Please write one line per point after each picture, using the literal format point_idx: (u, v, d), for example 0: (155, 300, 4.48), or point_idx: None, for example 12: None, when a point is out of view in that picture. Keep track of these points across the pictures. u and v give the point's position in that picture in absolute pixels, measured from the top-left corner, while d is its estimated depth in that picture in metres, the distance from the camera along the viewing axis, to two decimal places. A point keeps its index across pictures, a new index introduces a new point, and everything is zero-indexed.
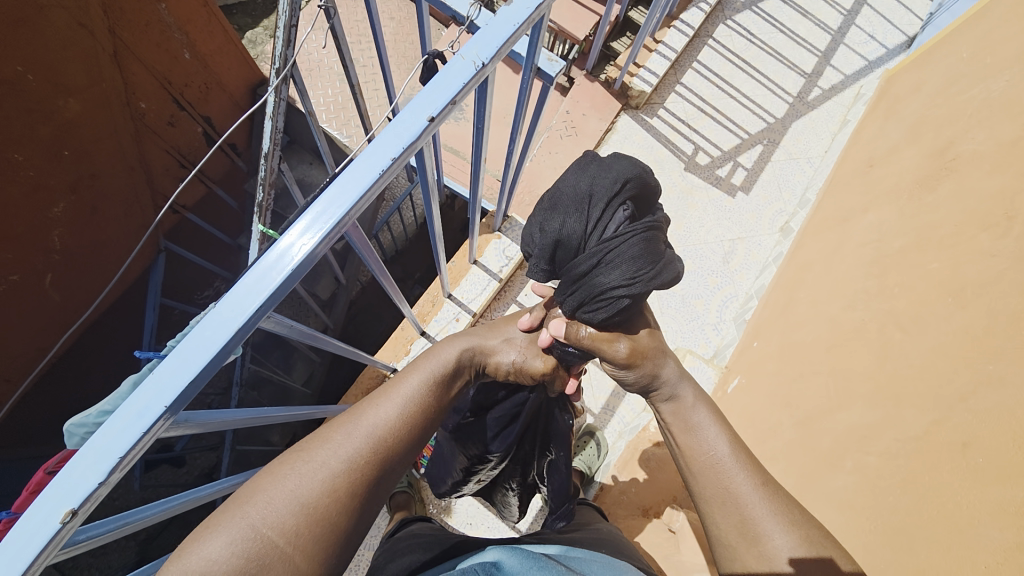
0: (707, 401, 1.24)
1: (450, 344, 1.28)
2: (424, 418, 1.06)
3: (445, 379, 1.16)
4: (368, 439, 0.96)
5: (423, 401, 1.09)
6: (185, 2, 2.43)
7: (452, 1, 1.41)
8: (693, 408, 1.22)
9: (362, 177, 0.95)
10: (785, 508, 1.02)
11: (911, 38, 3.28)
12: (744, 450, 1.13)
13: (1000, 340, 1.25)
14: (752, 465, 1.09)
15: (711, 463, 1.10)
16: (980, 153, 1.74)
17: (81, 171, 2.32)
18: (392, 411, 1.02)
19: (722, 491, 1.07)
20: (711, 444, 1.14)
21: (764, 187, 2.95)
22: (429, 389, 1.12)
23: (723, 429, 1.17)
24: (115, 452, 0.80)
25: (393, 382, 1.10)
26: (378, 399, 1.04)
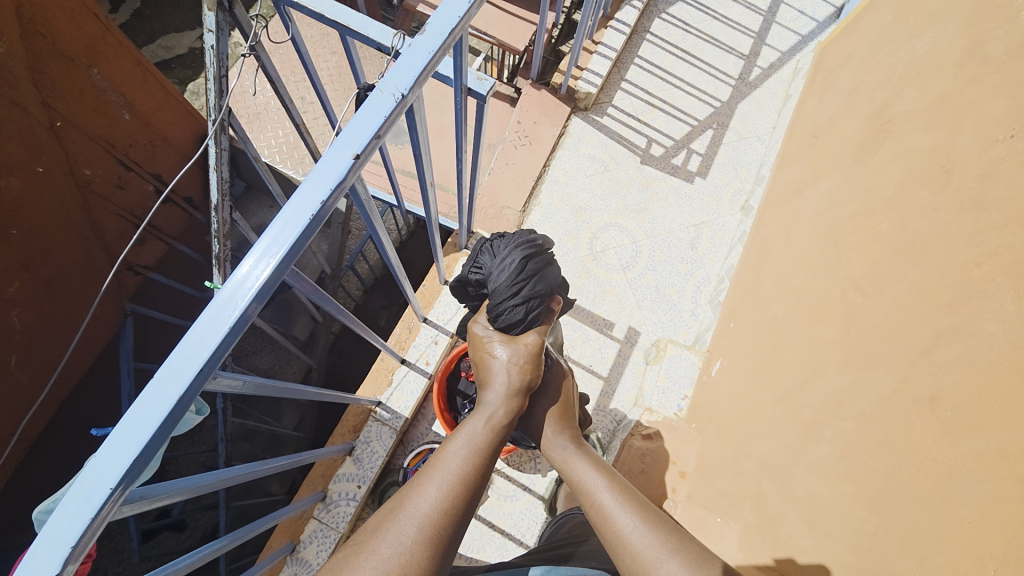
0: (591, 452, 1.30)
1: (481, 409, 1.21)
2: (472, 490, 1.03)
3: (487, 442, 1.13)
4: (415, 521, 0.94)
5: (469, 471, 1.05)
6: (118, 63, 2.39)
7: (375, 33, 1.41)
8: (576, 463, 1.26)
9: (295, 221, 0.94)
10: (664, 536, 1.05)
11: (838, 9, 3.40)
12: (631, 495, 1.15)
13: (953, 292, 1.28)
14: (630, 500, 1.14)
15: (596, 509, 1.14)
16: (913, 112, 1.79)
17: (32, 247, 2.26)
18: (440, 492, 0.99)
19: (612, 533, 1.09)
20: (597, 494, 1.16)
21: (719, 169, 3.00)
22: (476, 456, 1.09)
23: (605, 475, 1.21)
24: (66, 542, 0.77)
25: (437, 455, 1.07)
26: (420, 480, 1.02)
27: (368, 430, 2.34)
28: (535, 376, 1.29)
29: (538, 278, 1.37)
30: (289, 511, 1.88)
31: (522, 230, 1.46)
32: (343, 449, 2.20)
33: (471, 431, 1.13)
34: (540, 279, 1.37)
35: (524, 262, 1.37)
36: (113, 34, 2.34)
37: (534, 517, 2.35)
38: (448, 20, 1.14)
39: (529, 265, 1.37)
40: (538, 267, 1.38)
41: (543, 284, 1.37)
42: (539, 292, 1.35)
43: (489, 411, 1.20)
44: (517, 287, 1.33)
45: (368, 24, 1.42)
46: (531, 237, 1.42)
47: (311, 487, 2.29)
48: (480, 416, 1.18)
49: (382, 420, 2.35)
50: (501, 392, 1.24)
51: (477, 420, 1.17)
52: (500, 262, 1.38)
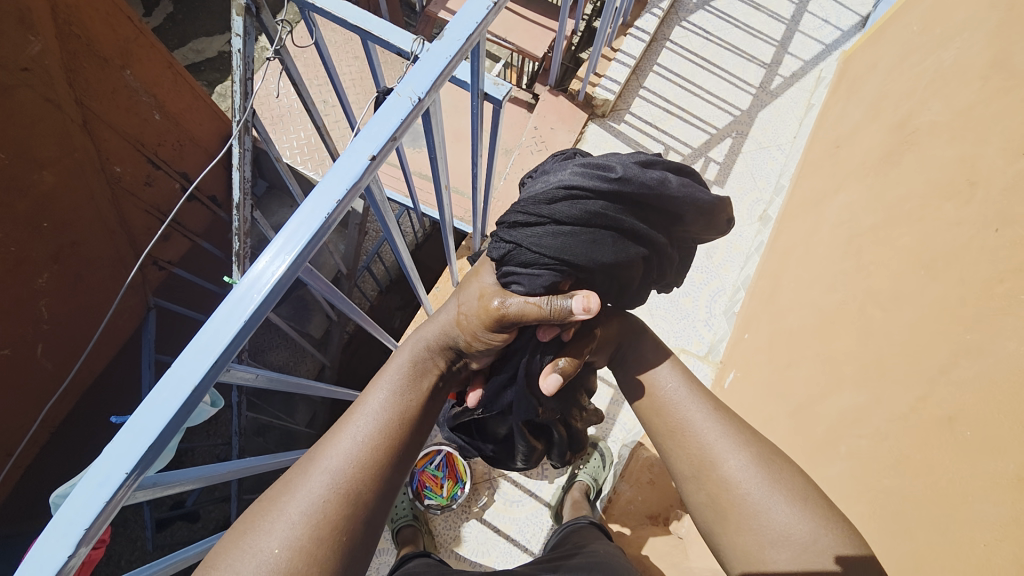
0: (661, 344, 1.45)
1: (401, 353, 1.24)
2: (388, 439, 1.06)
3: (404, 393, 1.16)
4: (328, 474, 0.97)
5: (386, 422, 1.08)
6: (149, 65, 2.49)
7: (395, 38, 1.44)
8: (649, 351, 1.42)
9: (311, 219, 0.96)
10: (742, 438, 1.17)
11: (864, 18, 3.35)
12: (694, 382, 1.33)
13: (975, 309, 1.24)
14: (708, 407, 1.26)
15: (670, 404, 1.29)
16: (938, 123, 1.75)
17: (62, 239, 2.36)
18: (353, 443, 1.03)
19: (677, 425, 1.24)
20: (667, 384, 1.33)
21: (737, 178, 2.97)
22: (389, 407, 1.11)
23: (678, 368, 1.37)
24: (80, 524, 0.80)
25: (351, 409, 1.10)
26: (335, 433, 1.05)
27: None
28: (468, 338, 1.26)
29: (555, 226, 1.17)
30: None
31: (607, 171, 1.17)
32: None
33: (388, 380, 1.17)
34: (546, 234, 1.17)
35: (558, 196, 1.16)
36: (146, 38, 2.44)
37: (540, 524, 2.34)
38: (466, 27, 1.16)
39: (547, 204, 1.17)
40: (565, 214, 1.16)
41: (550, 237, 1.17)
42: (536, 241, 1.18)
43: (413, 352, 1.24)
44: (528, 214, 1.18)
45: (389, 30, 1.46)
46: (600, 181, 1.15)
47: None
48: (401, 358, 1.22)
49: None
50: (435, 329, 1.28)
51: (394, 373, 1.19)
52: (538, 183, 1.23)
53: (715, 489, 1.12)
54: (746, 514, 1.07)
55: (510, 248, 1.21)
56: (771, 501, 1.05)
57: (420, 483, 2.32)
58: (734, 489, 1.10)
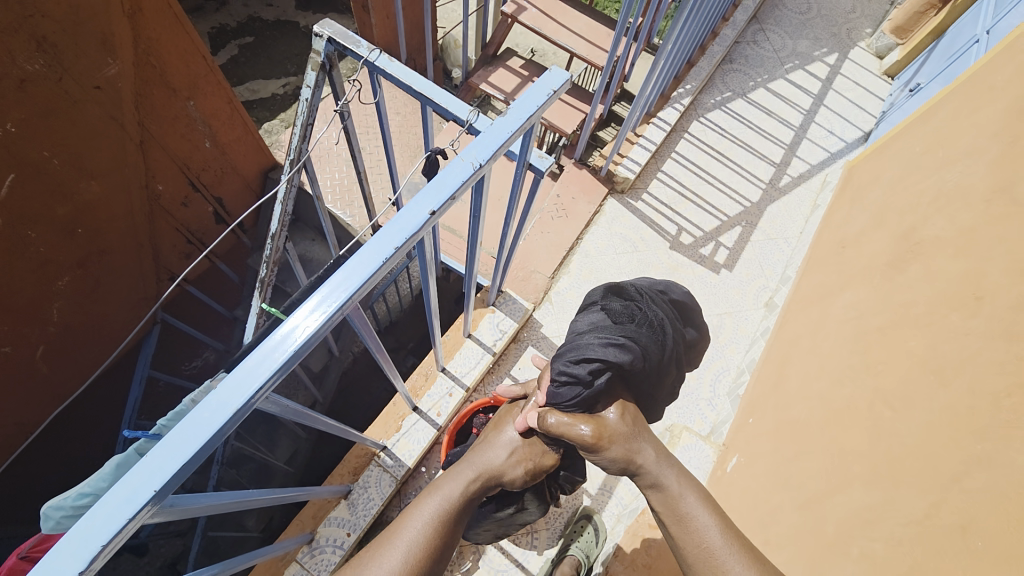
0: (692, 481, 1.23)
1: (455, 475, 1.34)
2: (429, 560, 1.11)
3: (447, 519, 1.21)
4: None
5: (431, 539, 1.14)
6: (212, 100, 2.68)
7: (453, 106, 1.58)
8: (680, 494, 1.19)
9: (368, 262, 1.03)
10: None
11: (866, 134, 3.66)
12: (732, 529, 1.12)
13: (985, 420, 1.27)
14: (746, 557, 1.06)
15: (704, 556, 1.08)
16: (942, 239, 1.88)
17: (92, 246, 2.41)
18: (398, 561, 1.07)
19: None
20: (703, 533, 1.11)
21: (746, 264, 3.09)
22: (435, 525, 1.17)
23: (712, 511, 1.15)
24: (96, 541, 0.79)
25: (399, 521, 1.16)
26: (381, 551, 1.09)
27: (368, 475, 2.27)
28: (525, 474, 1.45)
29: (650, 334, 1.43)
30: (272, 549, 1.86)
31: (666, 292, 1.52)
32: (340, 491, 2.16)
33: (436, 503, 1.22)
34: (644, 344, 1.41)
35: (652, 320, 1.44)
36: (214, 75, 2.65)
37: None
38: (527, 108, 1.29)
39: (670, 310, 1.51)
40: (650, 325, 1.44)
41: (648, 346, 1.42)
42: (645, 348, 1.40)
43: (467, 475, 1.34)
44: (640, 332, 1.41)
45: (447, 98, 1.60)
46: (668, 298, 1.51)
47: (300, 527, 2.18)
48: (453, 481, 1.31)
49: (384, 466, 2.29)
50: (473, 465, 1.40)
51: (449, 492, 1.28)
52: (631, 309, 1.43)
53: None
54: None
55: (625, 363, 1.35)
56: None
57: None
58: None
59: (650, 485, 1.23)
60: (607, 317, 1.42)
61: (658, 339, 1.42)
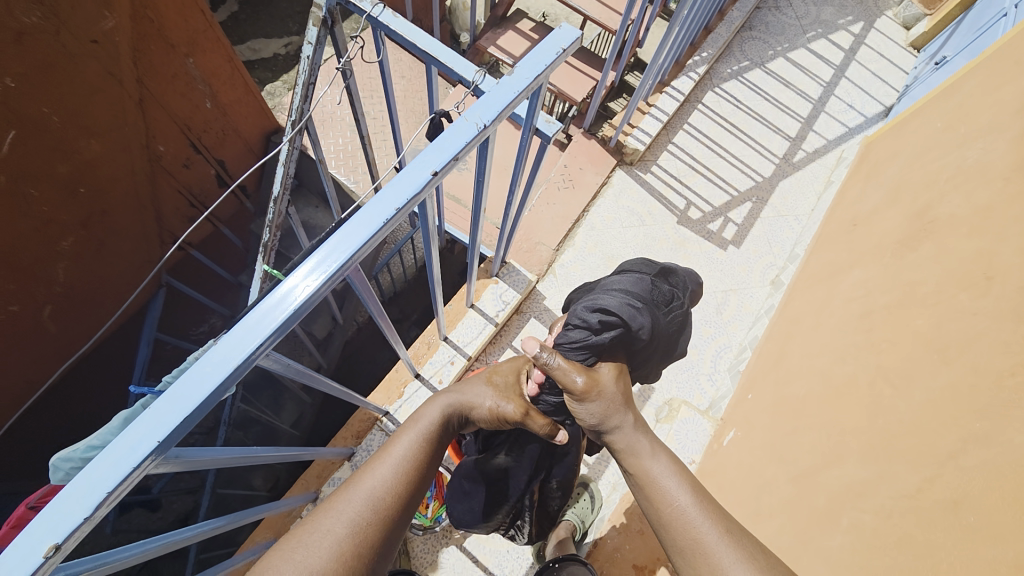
0: (666, 452, 1.27)
1: (436, 400, 1.33)
2: (420, 474, 1.13)
3: (433, 439, 1.22)
4: (370, 504, 1.01)
5: (417, 456, 1.15)
6: (211, 57, 2.61)
7: (458, 67, 1.52)
8: (652, 458, 1.23)
9: (368, 223, 1.02)
10: (752, 554, 1.01)
11: (887, 108, 3.53)
12: (702, 491, 1.15)
13: (986, 399, 1.27)
14: (715, 512, 1.10)
15: (675, 513, 1.11)
16: (957, 217, 1.83)
17: (94, 206, 2.39)
18: (390, 472, 1.08)
19: (691, 544, 1.05)
20: (673, 493, 1.15)
21: (754, 241, 3.05)
22: (422, 443, 1.19)
23: (683, 478, 1.19)
24: (102, 488, 0.80)
25: (387, 443, 1.16)
26: (373, 463, 1.10)
27: (371, 439, 2.33)
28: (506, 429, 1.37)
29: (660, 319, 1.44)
30: (278, 506, 1.91)
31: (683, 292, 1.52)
32: (343, 453, 2.20)
33: (424, 425, 1.22)
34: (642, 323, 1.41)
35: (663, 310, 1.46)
36: (213, 31, 2.56)
37: (519, 559, 2.28)
38: (535, 67, 1.24)
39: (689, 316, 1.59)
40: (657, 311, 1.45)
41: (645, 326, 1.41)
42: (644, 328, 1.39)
43: (451, 399, 1.35)
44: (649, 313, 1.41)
45: (453, 58, 1.54)
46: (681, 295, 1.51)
47: (304, 486, 2.25)
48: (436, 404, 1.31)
49: (386, 431, 2.34)
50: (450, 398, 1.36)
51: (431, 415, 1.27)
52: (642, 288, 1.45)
53: None
54: None
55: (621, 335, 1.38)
56: None
57: None
58: None
59: (625, 452, 1.27)
60: (647, 289, 1.46)
61: (671, 337, 1.49)
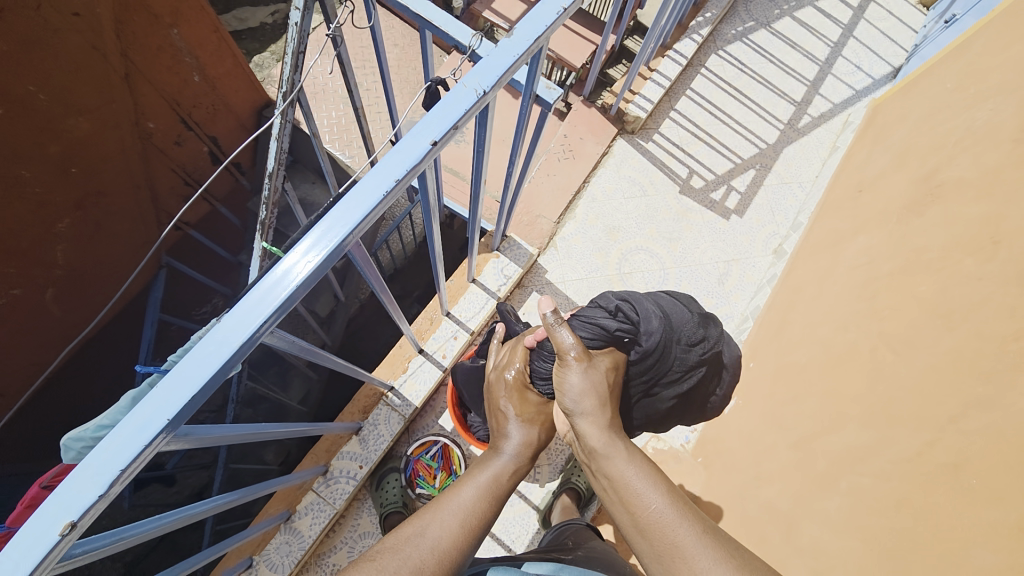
0: (637, 450, 1.21)
1: (495, 453, 1.30)
2: (482, 525, 1.10)
3: (502, 492, 1.20)
4: (434, 553, 0.99)
5: (479, 506, 1.12)
6: (197, 27, 2.50)
7: (454, 31, 1.46)
8: (626, 463, 1.17)
9: (367, 197, 0.99)
10: (732, 561, 1.00)
11: (896, 69, 3.42)
12: (675, 490, 1.13)
13: (989, 363, 1.27)
14: (691, 514, 1.09)
15: (650, 518, 1.09)
16: (965, 181, 1.80)
17: (88, 187, 2.35)
18: (450, 524, 1.05)
19: (670, 549, 1.04)
20: (648, 498, 1.12)
21: (757, 210, 3.01)
22: (490, 498, 1.16)
23: (656, 477, 1.16)
24: (114, 466, 0.82)
25: (457, 487, 1.15)
26: (432, 510, 1.07)
27: (378, 413, 2.36)
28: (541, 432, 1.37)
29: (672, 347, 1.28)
30: (290, 479, 1.96)
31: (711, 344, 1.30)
32: (350, 428, 2.24)
33: (485, 475, 1.20)
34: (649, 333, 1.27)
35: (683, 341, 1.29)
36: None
37: (526, 526, 2.35)
38: (535, 28, 1.19)
39: (711, 380, 1.39)
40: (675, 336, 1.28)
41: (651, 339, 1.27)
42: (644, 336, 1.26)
43: (504, 451, 1.31)
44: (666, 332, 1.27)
45: (449, 22, 1.48)
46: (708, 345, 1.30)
47: (314, 460, 2.30)
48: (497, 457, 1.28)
49: (392, 405, 2.37)
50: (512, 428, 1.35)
51: (500, 468, 1.25)
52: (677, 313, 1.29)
53: None
54: None
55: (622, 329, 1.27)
56: None
57: (415, 470, 2.30)
58: None
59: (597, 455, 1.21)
60: (688, 325, 1.28)
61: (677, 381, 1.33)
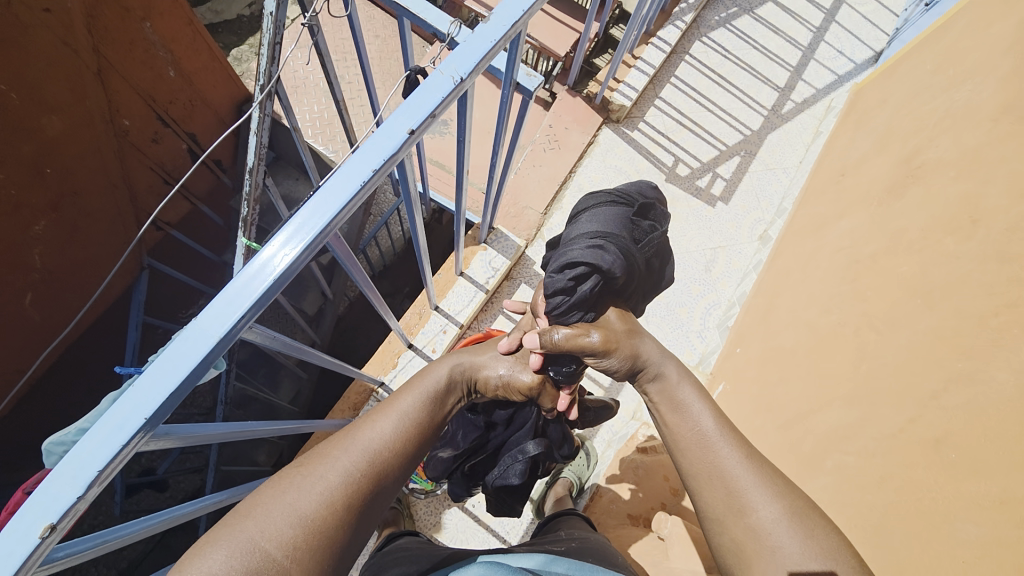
0: (691, 379, 1.35)
1: (438, 364, 1.39)
2: (419, 434, 1.16)
3: (437, 399, 1.27)
4: (366, 454, 1.03)
5: (415, 418, 1.17)
6: (170, 20, 2.45)
7: (433, 18, 1.44)
8: (679, 385, 1.32)
9: (344, 187, 0.98)
10: (768, 482, 1.09)
11: (877, 54, 3.44)
12: (726, 421, 1.22)
13: (969, 339, 1.29)
14: (738, 442, 1.17)
15: (698, 438, 1.19)
16: (944, 162, 1.82)
17: (64, 188, 2.30)
18: (391, 429, 1.11)
19: (710, 466, 1.14)
20: (697, 420, 1.23)
21: (742, 196, 3.03)
22: (425, 406, 1.22)
23: (709, 405, 1.27)
24: (93, 467, 0.81)
25: (392, 400, 1.20)
26: (373, 418, 1.12)
27: (368, 409, 2.36)
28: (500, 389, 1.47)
29: (639, 251, 1.33)
30: None
31: (654, 216, 1.39)
32: (342, 425, 2.22)
33: (427, 384, 1.27)
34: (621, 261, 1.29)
35: (643, 244, 1.34)
36: None
37: (519, 517, 2.37)
38: (512, 13, 1.17)
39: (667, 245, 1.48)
40: (635, 241, 1.33)
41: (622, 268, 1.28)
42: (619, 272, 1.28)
43: (454, 364, 1.41)
44: (626, 252, 1.28)
45: (427, 9, 1.45)
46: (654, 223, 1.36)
47: (305, 458, 2.30)
48: (441, 369, 1.36)
49: (382, 401, 2.37)
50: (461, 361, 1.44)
51: (437, 377, 1.33)
52: (614, 224, 1.30)
53: (742, 539, 1.04)
54: (768, 565, 0.99)
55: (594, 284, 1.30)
56: (785, 539, 1.00)
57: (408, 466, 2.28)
58: (762, 539, 1.02)
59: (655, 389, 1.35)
60: (625, 225, 1.32)
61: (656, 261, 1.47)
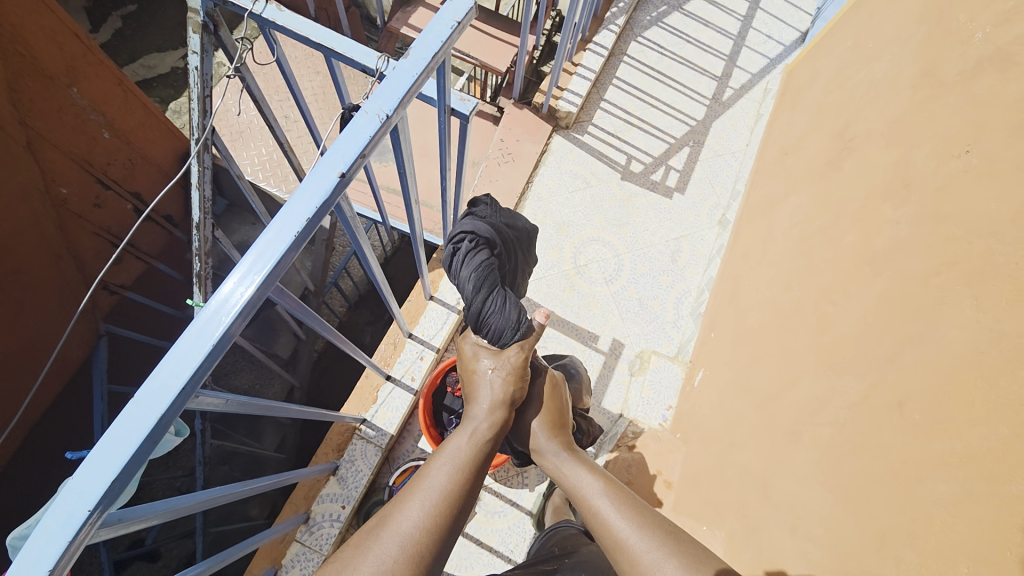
0: (586, 460, 1.36)
1: (472, 419, 1.29)
2: (460, 504, 1.06)
3: (475, 462, 1.16)
4: (399, 539, 0.95)
5: (453, 488, 1.07)
6: (98, 83, 2.39)
7: (359, 55, 1.43)
8: (572, 466, 1.33)
9: (280, 238, 0.95)
10: (663, 542, 1.07)
11: (803, 34, 3.59)
12: (619, 492, 1.22)
13: (917, 300, 1.34)
14: (628, 509, 1.16)
15: (598, 520, 1.16)
16: (874, 132, 1.90)
17: (4, 267, 2.20)
18: (423, 510, 1.01)
19: (615, 542, 1.11)
20: (593, 498, 1.21)
21: (697, 185, 3.10)
22: (463, 471, 1.12)
23: (603, 481, 1.26)
24: (41, 568, 0.76)
25: (426, 470, 1.10)
26: (405, 497, 1.03)
27: (353, 448, 2.31)
28: (519, 389, 1.38)
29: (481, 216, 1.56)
30: (273, 533, 1.89)
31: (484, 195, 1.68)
32: (326, 469, 2.16)
33: (457, 450, 1.17)
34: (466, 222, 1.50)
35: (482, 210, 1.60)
36: (92, 53, 2.34)
37: (522, 533, 2.34)
38: (431, 45, 1.18)
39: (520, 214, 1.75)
40: (476, 212, 1.58)
41: (469, 227, 1.48)
42: (469, 233, 1.47)
43: (472, 426, 1.26)
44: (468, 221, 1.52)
45: (351, 46, 1.45)
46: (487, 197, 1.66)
47: (294, 509, 2.23)
48: (463, 435, 1.22)
49: (367, 437, 2.32)
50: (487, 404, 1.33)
51: (465, 434, 1.23)
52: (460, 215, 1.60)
53: None
54: None
55: (460, 248, 1.45)
56: None
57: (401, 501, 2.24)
58: None
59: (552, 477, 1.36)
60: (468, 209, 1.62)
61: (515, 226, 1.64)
